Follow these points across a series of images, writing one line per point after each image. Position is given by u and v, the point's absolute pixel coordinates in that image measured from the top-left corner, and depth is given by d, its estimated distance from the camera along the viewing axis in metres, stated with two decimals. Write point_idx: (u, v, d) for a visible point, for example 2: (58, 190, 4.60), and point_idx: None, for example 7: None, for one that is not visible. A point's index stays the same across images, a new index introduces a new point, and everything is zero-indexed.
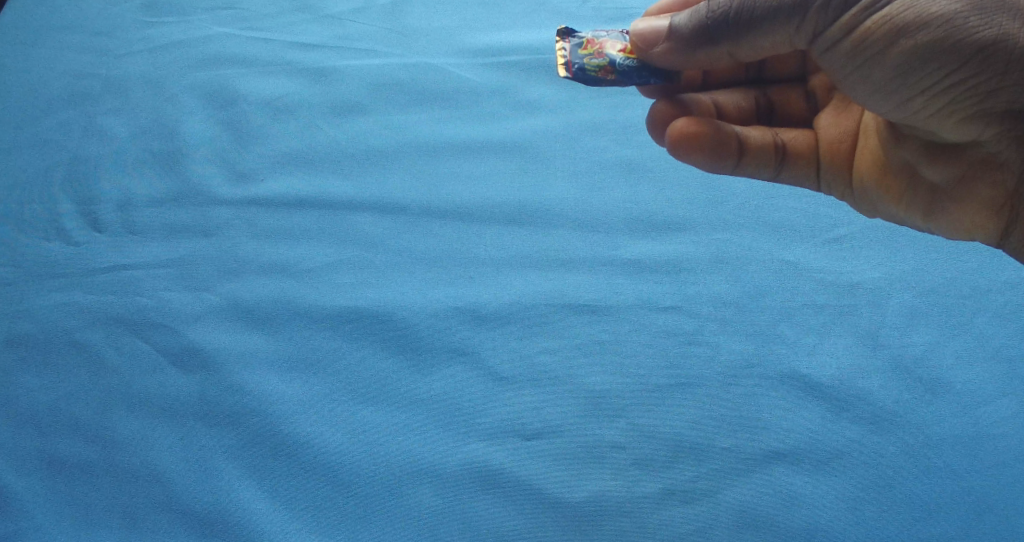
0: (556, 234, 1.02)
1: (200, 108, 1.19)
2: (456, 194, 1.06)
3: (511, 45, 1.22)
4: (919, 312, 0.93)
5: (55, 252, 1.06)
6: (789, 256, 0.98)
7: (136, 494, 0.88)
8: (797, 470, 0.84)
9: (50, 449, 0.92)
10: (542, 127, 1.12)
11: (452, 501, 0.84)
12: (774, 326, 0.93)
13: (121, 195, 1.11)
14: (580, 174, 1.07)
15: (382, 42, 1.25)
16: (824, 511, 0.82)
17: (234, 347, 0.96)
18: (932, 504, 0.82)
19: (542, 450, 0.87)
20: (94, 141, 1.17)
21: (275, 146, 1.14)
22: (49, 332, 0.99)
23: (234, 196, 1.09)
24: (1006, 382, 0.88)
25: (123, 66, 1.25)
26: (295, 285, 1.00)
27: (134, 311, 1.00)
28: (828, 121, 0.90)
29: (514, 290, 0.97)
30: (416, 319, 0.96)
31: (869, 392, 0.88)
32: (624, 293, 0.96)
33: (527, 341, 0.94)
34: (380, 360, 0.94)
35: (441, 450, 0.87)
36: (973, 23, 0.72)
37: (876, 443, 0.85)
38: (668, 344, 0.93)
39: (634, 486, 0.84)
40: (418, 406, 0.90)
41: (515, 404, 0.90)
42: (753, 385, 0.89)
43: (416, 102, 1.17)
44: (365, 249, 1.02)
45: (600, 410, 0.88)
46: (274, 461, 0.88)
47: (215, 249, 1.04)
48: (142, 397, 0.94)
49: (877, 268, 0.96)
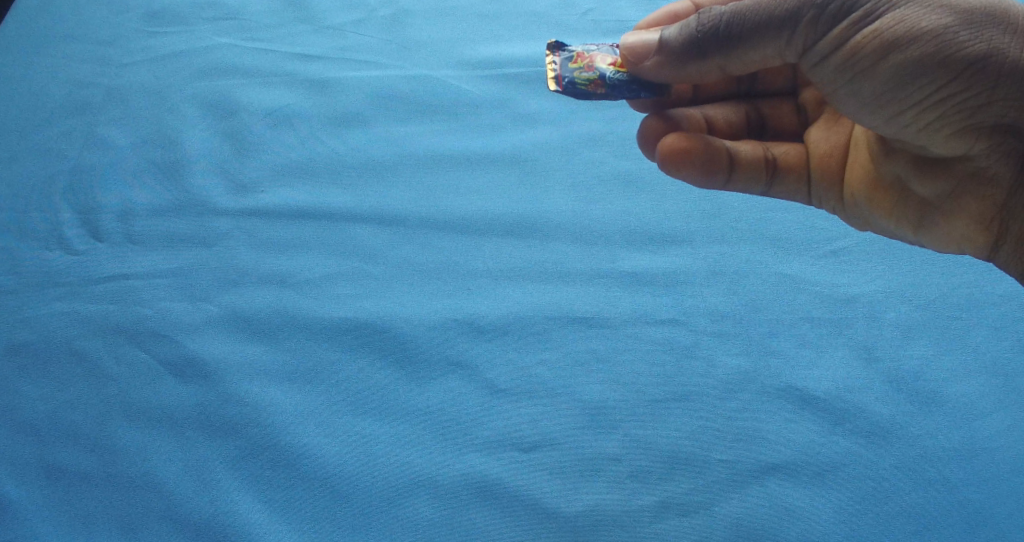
0: (554, 246, 1.02)
1: (202, 118, 1.20)
2: (455, 206, 1.07)
3: (510, 59, 1.23)
4: (916, 326, 0.93)
5: (57, 261, 1.06)
6: (786, 269, 0.98)
7: (135, 504, 0.88)
8: (794, 482, 0.84)
9: (50, 457, 0.92)
10: (540, 140, 1.13)
11: (449, 513, 0.85)
12: (770, 340, 0.93)
13: (122, 204, 1.12)
14: (578, 186, 1.07)
15: (382, 54, 1.25)
16: (820, 523, 0.82)
17: (233, 357, 0.97)
18: (928, 517, 0.82)
19: (537, 463, 0.87)
20: (96, 151, 1.18)
21: (276, 156, 1.15)
22: (49, 341, 1.00)
23: (235, 206, 1.10)
24: (1003, 394, 0.88)
25: (125, 76, 1.26)
26: (295, 296, 1.01)
27: (135, 321, 1.00)
28: (818, 136, 0.91)
29: (512, 303, 0.98)
30: (415, 331, 0.96)
31: (866, 405, 0.88)
32: (622, 305, 0.97)
33: (524, 354, 0.94)
34: (379, 371, 0.94)
35: (437, 461, 0.88)
36: (963, 37, 0.72)
37: (872, 456, 0.86)
38: (665, 356, 0.93)
39: (630, 498, 0.85)
40: (415, 417, 0.91)
41: (512, 416, 0.90)
42: (749, 398, 0.89)
43: (416, 114, 1.17)
44: (364, 260, 1.03)
45: (596, 423, 0.89)
46: (273, 471, 0.89)
47: (215, 259, 1.05)
48: (142, 406, 0.94)
49: (873, 282, 0.97)
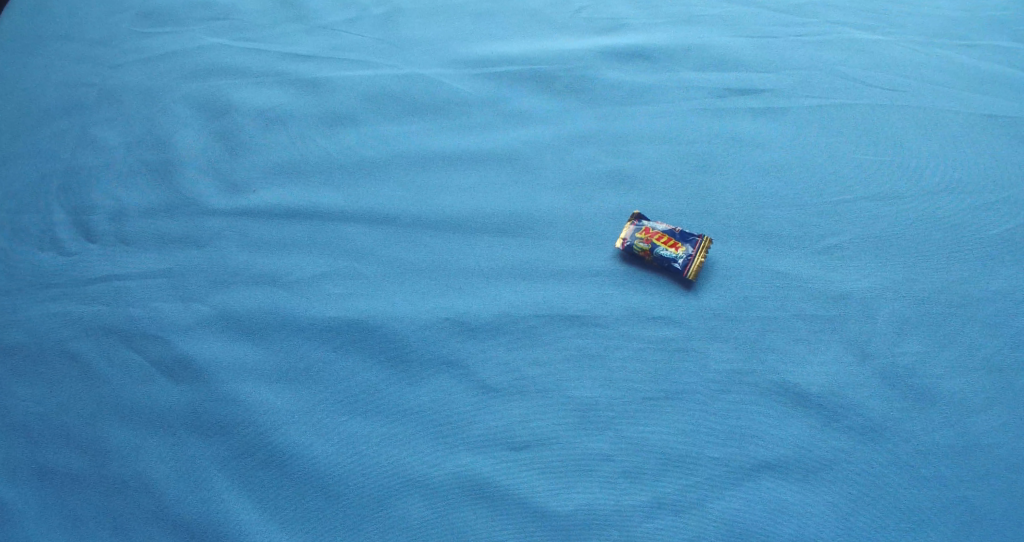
0: (546, 244, 1.02)
1: (195, 118, 1.20)
2: (447, 205, 1.07)
3: (502, 56, 1.22)
4: (909, 323, 0.93)
5: (49, 262, 1.06)
6: (779, 266, 0.98)
7: (127, 505, 0.88)
8: (787, 481, 0.85)
9: (42, 458, 0.92)
10: (532, 138, 1.13)
11: (441, 513, 0.85)
12: (763, 338, 0.93)
13: (115, 205, 1.11)
14: (571, 184, 1.07)
15: (375, 53, 1.25)
16: (813, 522, 0.82)
17: (226, 358, 0.97)
18: (920, 514, 0.82)
19: (530, 462, 0.87)
20: (89, 152, 1.18)
21: (268, 156, 1.15)
22: (41, 342, 1.00)
23: (227, 205, 1.09)
24: (995, 392, 0.89)
25: (118, 76, 1.26)
26: (288, 296, 1.01)
27: (127, 322, 1.00)
28: None
29: (505, 301, 0.98)
30: (408, 330, 0.96)
31: (859, 403, 0.88)
32: (614, 303, 0.97)
33: (516, 352, 0.94)
34: (372, 370, 0.94)
35: (429, 461, 0.88)
36: None
37: (864, 454, 0.86)
38: (657, 354, 0.93)
39: (623, 497, 0.85)
40: (407, 417, 0.91)
41: (505, 415, 0.90)
42: (742, 396, 0.89)
43: (408, 113, 1.17)
44: (357, 260, 1.03)
45: (588, 421, 0.89)
46: (264, 471, 0.89)
47: (207, 259, 1.05)
48: (135, 407, 0.94)
49: (866, 279, 0.97)
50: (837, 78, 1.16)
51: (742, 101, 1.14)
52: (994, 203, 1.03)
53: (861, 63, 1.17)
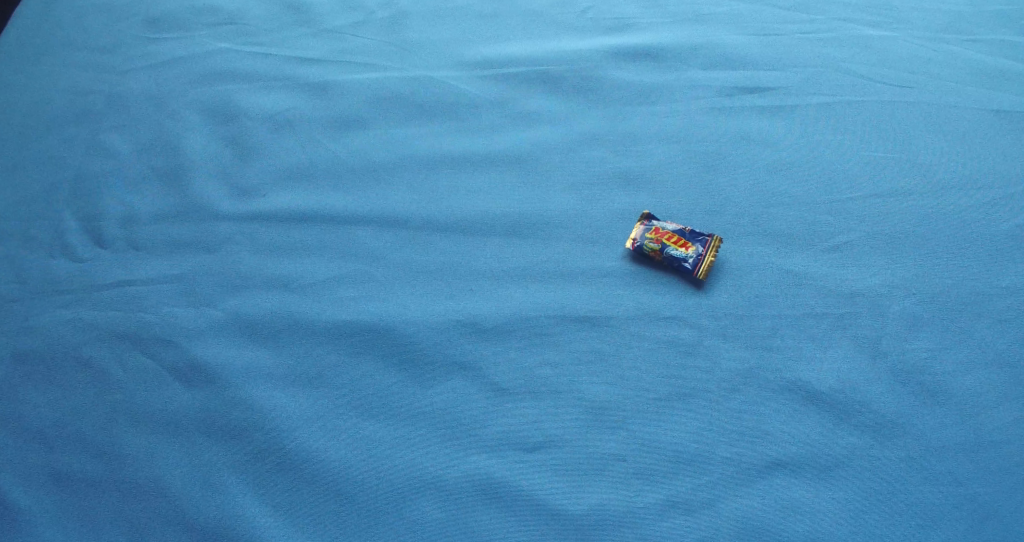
0: (556, 246, 1.02)
1: (204, 123, 1.21)
2: (456, 207, 1.07)
3: (510, 57, 1.22)
4: (920, 320, 0.93)
5: (60, 268, 1.07)
6: (790, 265, 0.98)
7: (142, 509, 0.89)
8: (799, 479, 0.85)
9: (57, 464, 0.93)
10: (542, 139, 1.13)
11: (454, 515, 0.85)
12: (774, 337, 0.93)
13: (125, 211, 1.12)
14: (580, 185, 1.07)
15: (382, 56, 1.25)
16: (825, 519, 0.82)
17: (237, 362, 0.97)
18: (933, 511, 0.82)
19: (542, 463, 0.87)
20: (98, 158, 1.18)
21: (277, 160, 1.15)
22: (54, 349, 1.00)
23: (236, 210, 1.10)
24: (1007, 388, 0.88)
25: (127, 82, 1.27)
26: (298, 300, 1.01)
27: (140, 327, 1.01)
28: None
29: (515, 303, 0.98)
30: (418, 333, 0.96)
31: (871, 400, 0.88)
32: (625, 303, 0.97)
33: (528, 354, 0.94)
34: (383, 373, 0.94)
35: (441, 463, 0.88)
36: None
37: (877, 451, 0.85)
38: (669, 354, 0.93)
39: (635, 497, 0.85)
40: (419, 419, 0.91)
41: (516, 416, 0.90)
42: (753, 395, 0.89)
43: (416, 116, 1.18)
44: (366, 263, 1.03)
45: (600, 422, 0.89)
46: (277, 475, 0.89)
47: (218, 264, 1.05)
48: (147, 412, 0.95)
49: (876, 277, 0.96)
50: (845, 75, 1.16)
51: (749, 100, 1.14)
52: (1004, 198, 1.02)
53: (869, 59, 1.17)
